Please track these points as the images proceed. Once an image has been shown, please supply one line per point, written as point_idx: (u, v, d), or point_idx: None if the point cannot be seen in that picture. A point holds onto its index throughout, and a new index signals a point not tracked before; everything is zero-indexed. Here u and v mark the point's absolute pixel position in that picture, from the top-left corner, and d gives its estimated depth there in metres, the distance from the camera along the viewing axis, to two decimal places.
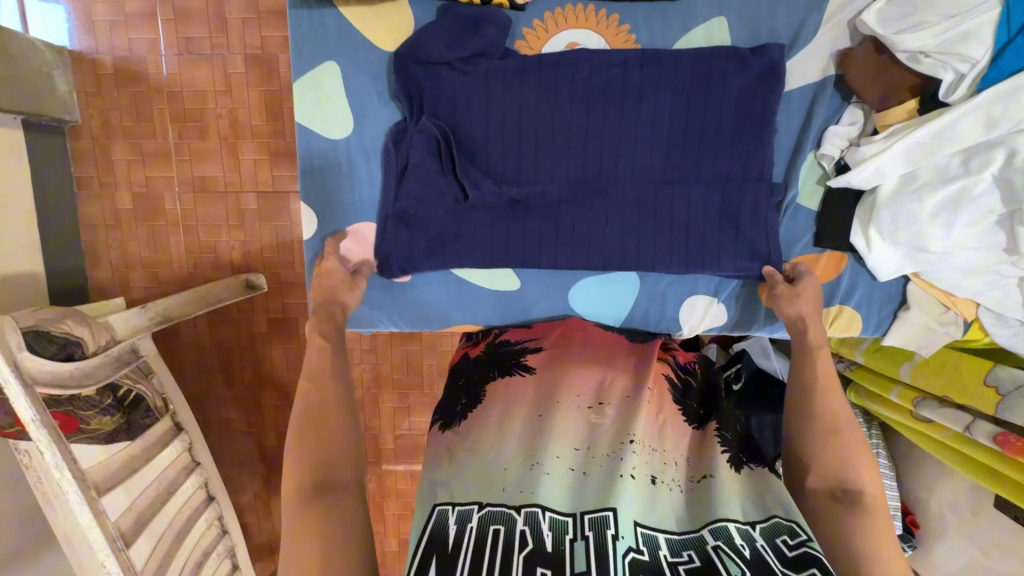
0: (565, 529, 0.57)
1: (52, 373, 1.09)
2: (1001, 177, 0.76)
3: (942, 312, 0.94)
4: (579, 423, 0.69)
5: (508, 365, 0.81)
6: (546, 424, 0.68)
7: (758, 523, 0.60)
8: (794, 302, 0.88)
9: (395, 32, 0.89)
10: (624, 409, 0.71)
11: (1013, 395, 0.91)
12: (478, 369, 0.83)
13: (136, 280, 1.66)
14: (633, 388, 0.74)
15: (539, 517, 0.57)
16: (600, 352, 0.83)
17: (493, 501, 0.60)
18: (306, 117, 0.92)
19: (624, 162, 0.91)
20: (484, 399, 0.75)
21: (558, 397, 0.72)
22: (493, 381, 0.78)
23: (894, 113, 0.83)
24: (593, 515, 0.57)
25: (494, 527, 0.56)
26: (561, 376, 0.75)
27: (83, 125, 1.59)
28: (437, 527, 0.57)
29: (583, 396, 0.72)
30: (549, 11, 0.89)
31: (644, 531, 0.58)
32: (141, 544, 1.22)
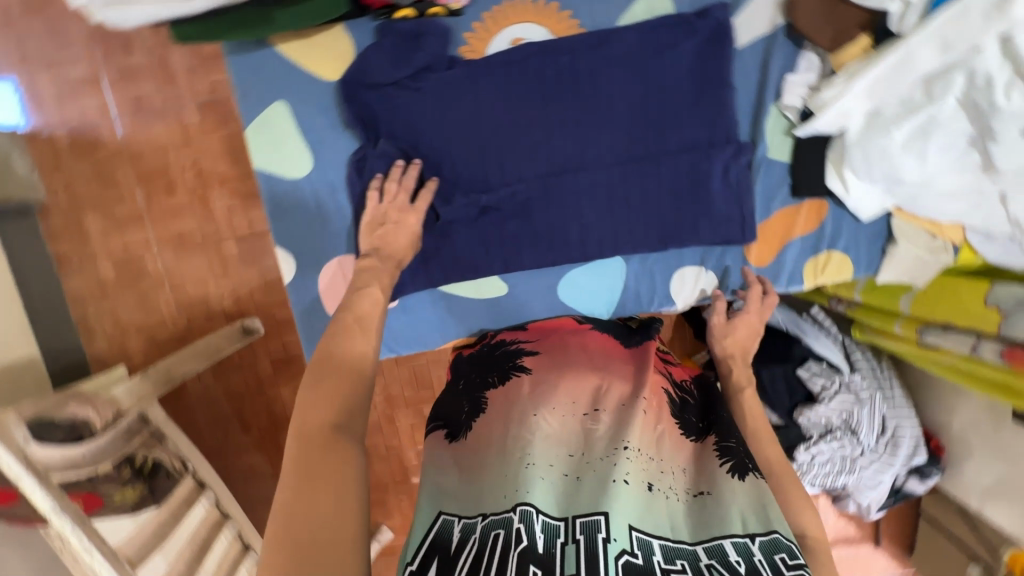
0: (556, 532, 0.56)
1: (65, 457, 1.10)
2: (967, 101, 0.75)
3: (931, 240, 0.93)
4: (573, 430, 0.68)
5: (506, 368, 0.80)
6: (542, 430, 0.67)
7: (756, 537, 0.57)
8: (723, 342, 0.89)
9: (337, 61, 0.87)
10: (622, 416, 0.69)
11: (1014, 312, 0.91)
12: (475, 375, 0.82)
13: (133, 346, 1.65)
14: (629, 396, 0.72)
15: (533, 516, 0.56)
16: (596, 357, 0.81)
17: (493, 510, 0.59)
18: (263, 158, 0.90)
19: (589, 148, 0.90)
20: (488, 406, 0.74)
21: (554, 402, 0.71)
22: (493, 388, 0.77)
23: (850, 51, 0.82)
24: (585, 518, 0.56)
25: (494, 531, 0.55)
26: (559, 380, 0.75)
27: (50, 202, 1.57)
28: (441, 534, 0.58)
29: (579, 402, 0.71)
30: (487, 11, 0.87)
31: (639, 535, 0.56)
32: None
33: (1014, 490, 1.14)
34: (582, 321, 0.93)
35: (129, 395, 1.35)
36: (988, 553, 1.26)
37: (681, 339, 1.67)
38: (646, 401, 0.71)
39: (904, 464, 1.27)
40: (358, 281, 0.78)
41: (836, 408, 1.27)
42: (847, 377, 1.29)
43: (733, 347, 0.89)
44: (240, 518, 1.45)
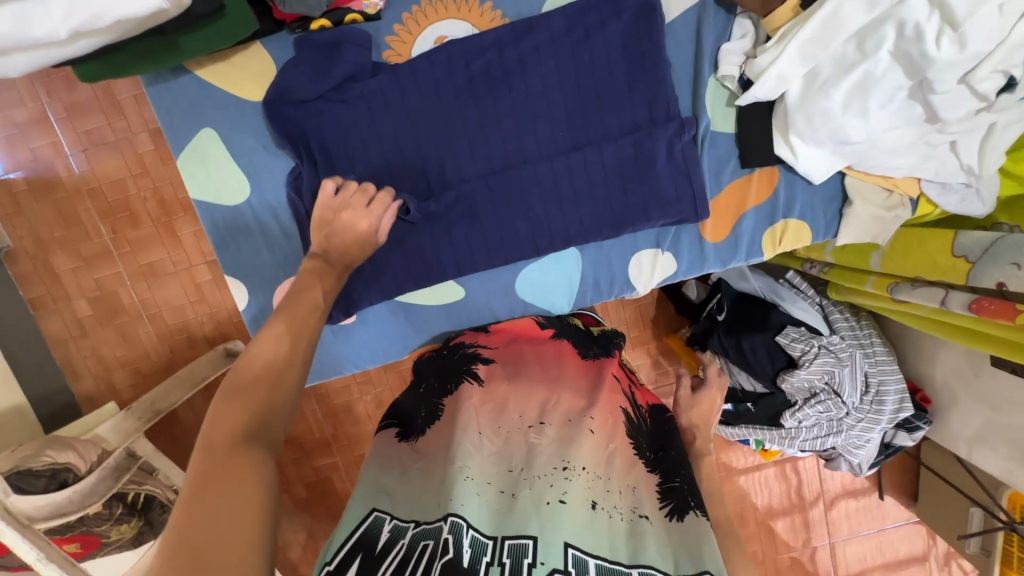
0: (484, 550, 0.54)
1: (51, 505, 1.11)
2: (899, 52, 0.73)
3: (887, 197, 0.91)
4: (520, 445, 0.69)
5: (459, 372, 0.80)
6: (486, 443, 0.68)
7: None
8: (690, 410, 0.94)
9: (260, 79, 0.85)
10: (567, 432, 0.71)
11: (982, 260, 0.89)
12: (432, 382, 0.82)
13: (119, 381, 1.65)
14: (577, 412, 0.74)
15: (463, 529, 0.53)
16: (550, 369, 0.83)
17: (427, 521, 0.57)
18: (200, 188, 0.88)
19: (528, 142, 0.88)
20: (442, 413, 0.74)
21: (502, 420, 0.72)
22: (449, 394, 0.77)
23: (780, 15, 0.79)
24: (512, 541, 0.54)
25: (422, 543, 0.54)
26: (511, 393, 0.76)
27: (16, 248, 1.55)
28: (370, 531, 0.57)
29: (527, 415, 0.73)
30: (406, 12, 0.85)
31: (575, 552, 0.55)
32: None
33: (999, 435, 1.13)
34: (539, 323, 0.94)
35: (113, 432, 1.33)
36: (988, 498, 1.24)
37: (664, 316, 1.68)
38: (593, 421, 0.73)
39: (889, 420, 1.25)
40: (298, 283, 0.68)
41: (817, 372, 1.24)
42: (826, 338, 1.27)
43: (697, 417, 0.93)
44: None
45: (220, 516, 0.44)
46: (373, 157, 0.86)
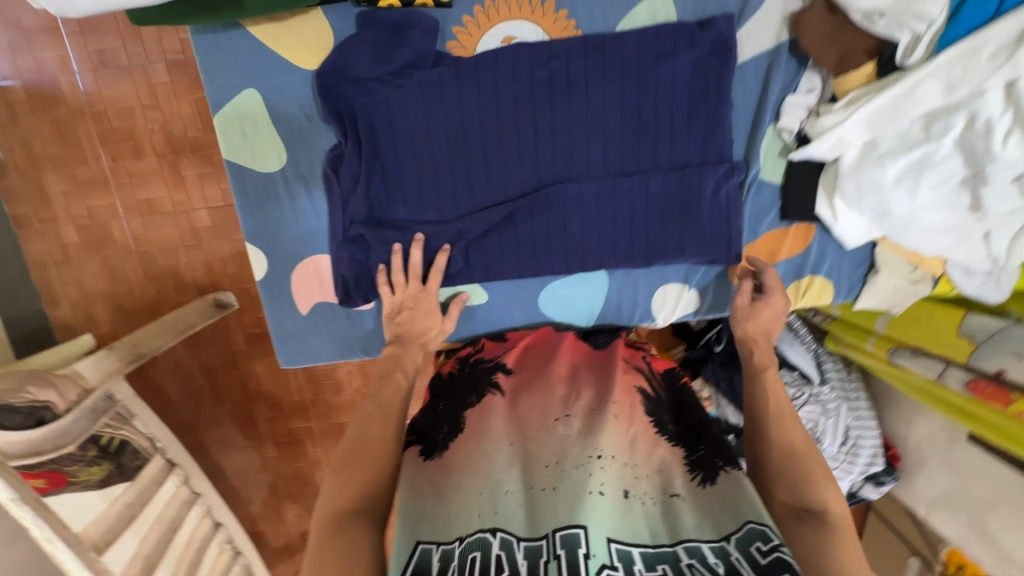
0: (539, 552, 0.56)
1: (24, 442, 1.07)
2: (963, 141, 0.73)
3: (911, 270, 0.94)
4: (551, 440, 0.69)
5: (480, 385, 0.81)
6: (520, 454, 0.68)
7: (731, 537, 0.58)
8: (745, 324, 0.87)
9: (314, 48, 0.81)
10: (594, 421, 0.72)
11: (985, 343, 0.94)
12: (452, 394, 0.81)
13: (98, 314, 1.59)
14: (597, 402, 0.76)
15: (514, 544, 0.57)
16: (572, 377, 0.82)
17: (469, 532, 0.59)
18: (232, 149, 0.84)
19: (578, 160, 0.86)
20: (465, 425, 0.74)
21: (530, 429, 0.72)
22: (471, 407, 0.77)
23: (853, 77, 0.78)
24: (564, 532, 0.56)
25: (472, 555, 0.56)
26: (531, 403, 0.76)
27: (7, 159, 1.47)
28: (421, 564, 0.56)
29: (551, 411, 0.74)
30: (477, 5, 0.81)
31: (619, 546, 0.58)
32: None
33: (959, 502, 1.18)
34: (563, 337, 0.93)
35: (94, 370, 1.29)
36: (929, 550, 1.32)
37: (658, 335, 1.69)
38: (616, 406, 0.74)
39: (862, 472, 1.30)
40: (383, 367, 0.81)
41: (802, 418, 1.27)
42: (816, 389, 1.30)
43: (754, 330, 0.87)
44: (210, 495, 1.47)
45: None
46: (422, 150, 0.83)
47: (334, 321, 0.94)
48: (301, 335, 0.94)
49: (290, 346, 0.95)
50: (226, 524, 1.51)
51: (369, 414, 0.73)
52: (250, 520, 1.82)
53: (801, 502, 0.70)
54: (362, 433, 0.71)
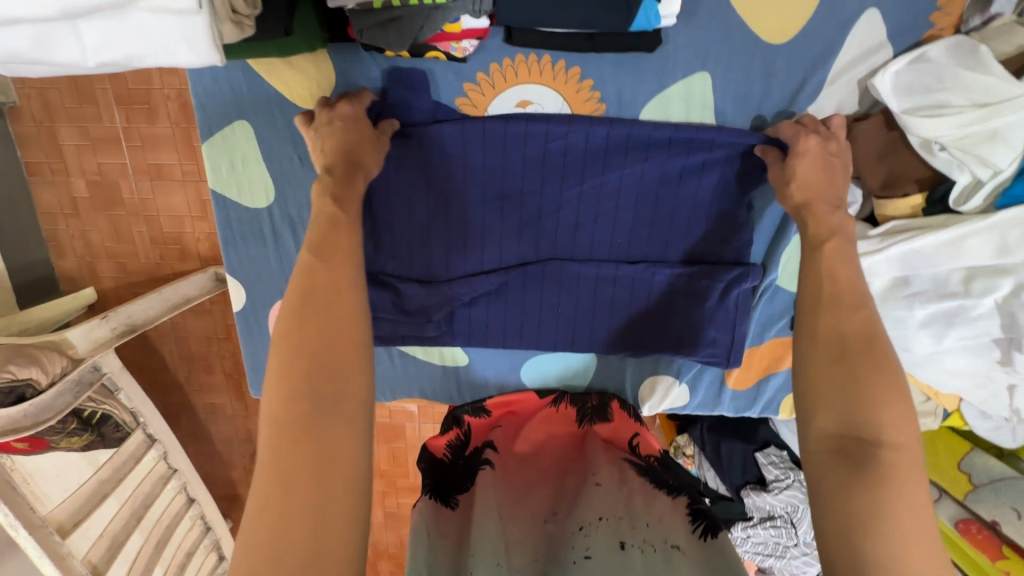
0: None
1: (7, 419, 1.09)
2: (1005, 307, 0.65)
3: (924, 401, 0.89)
4: (535, 533, 0.66)
5: (471, 466, 0.77)
6: (508, 530, 0.65)
7: None
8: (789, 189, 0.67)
9: (314, 87, 0.75)
10: (579, 498, 0.69)
11: (985, 488, 0.89)
12: (449, 466, 0.78)
13: (104, 269, 1.51)
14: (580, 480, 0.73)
15: None
16: (546, 467, 0.79)
17: None
18: (220, 178, 0.79)
19: (582, 239, 0.80)
20: (457, 504, 0.71)
21: (517, 514, 0.69)
22: (466, 489, 0.73)
23: (897, 205, 0.70)
24: None
25: None
26: (532, 487, 0.75)
27: (24, 107, 1.39)
28: None
29: (540, 511, 0.70)
30: (496, 63, 0.72)
31: None
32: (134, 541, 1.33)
33: None
34: (545, 407, 0.90)
35: (84, 338, 1.20)
36: None
37: None
38: (599, 476, 0.72)
39: None
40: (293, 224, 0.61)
41: (782, 501, 1.04)
42: None
43: (805, 195, 0.66)
44: (187, 472, 1.45)
45: (309, 462, 0.44)
46: (422, 208, 0.78)
47: None
48: None
49: (262, 377, 0.93)
50: (200, 501, 1.51)
51: (319, 265, 0.54)
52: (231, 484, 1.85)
53: (847, 429, 0.50)
54: (312, 289, 0.52)
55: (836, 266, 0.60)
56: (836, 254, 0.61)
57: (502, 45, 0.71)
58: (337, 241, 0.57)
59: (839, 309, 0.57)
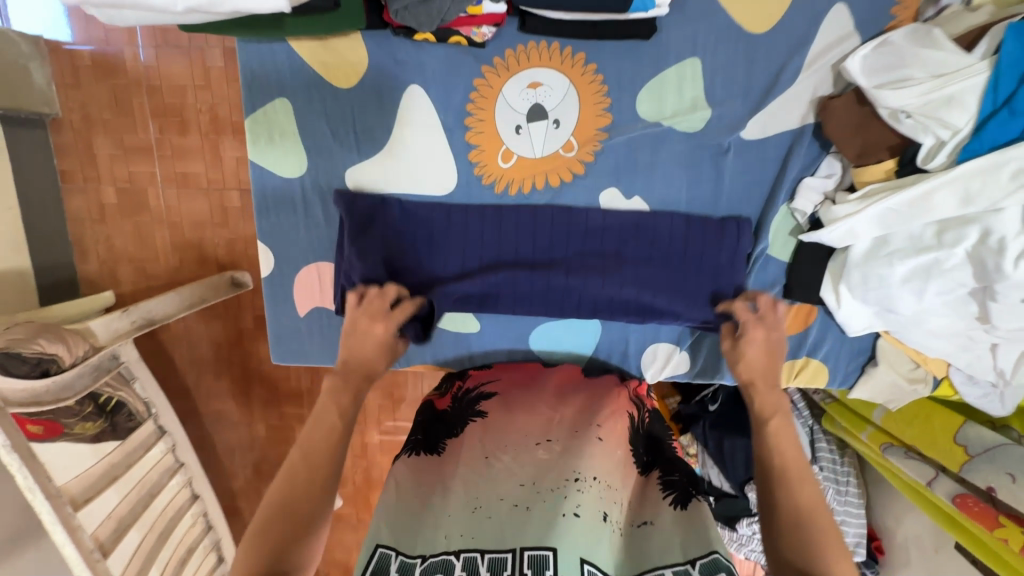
0: (504, 563, 0.60)
1: (27, 391, 1.11)
2: (975, 254, 0.71)
3: (912, 367, 0.92)
4: (528, 460, 0.76)
5: (462, 415, 0.87)
6: (491, 468, 0.75)
7: (696, 560, 0.63)
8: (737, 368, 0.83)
9: (348, 68, 0.84)
10: (573, 444, 0.79)
11: (980, 458, 0.91)
12: (439, 413, 0.88)
13: (123, 274, 1.58)
14: (582, 425, 0.83)
15: (478, 561, 0.61)
16: (547, 394, 0.90)
17: (434, 552, 0.64)
18: (258, 150, 0.88)
19: (584, 218, 0.89)
20: (442, 451, 0.81)
21: (507, 445, 0.79)
22: (455, 436, 0.83)
23: (871, 172, 0.78)
24: (532, 553, 0.61)
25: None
26: (512, 421, 0.84)
27: (64, 118, 1.49)
28: (379, 565, 0.61)
29: (533, 434, 0.81)
30: (510, 48, 0.82)
31: (590, 567, 0.62)
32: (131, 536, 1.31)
33: None
34: (553, 372, 0.96)
35: (105, 329, 1.26)
36: None
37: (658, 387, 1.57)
38: (601, 430, 0.81)
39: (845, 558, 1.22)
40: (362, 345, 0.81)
41: None
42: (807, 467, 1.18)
43: (750, 372, 0.81)
44: (192, 466, 1.51)
45: None
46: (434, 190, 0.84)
47: (329, 327, 0.96)
48: (297, 335, 0.96)
49: (283, 348, 0.97)
50: (204, 497, 1.53)
51: (303, 458, 0.67)
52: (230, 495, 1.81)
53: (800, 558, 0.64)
54: (292, 475, 0.65)
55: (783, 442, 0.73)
56: (782, 432, 0.74)
57: (516, 33, 0.82)
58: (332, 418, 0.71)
59: (791, 488, 0.68)
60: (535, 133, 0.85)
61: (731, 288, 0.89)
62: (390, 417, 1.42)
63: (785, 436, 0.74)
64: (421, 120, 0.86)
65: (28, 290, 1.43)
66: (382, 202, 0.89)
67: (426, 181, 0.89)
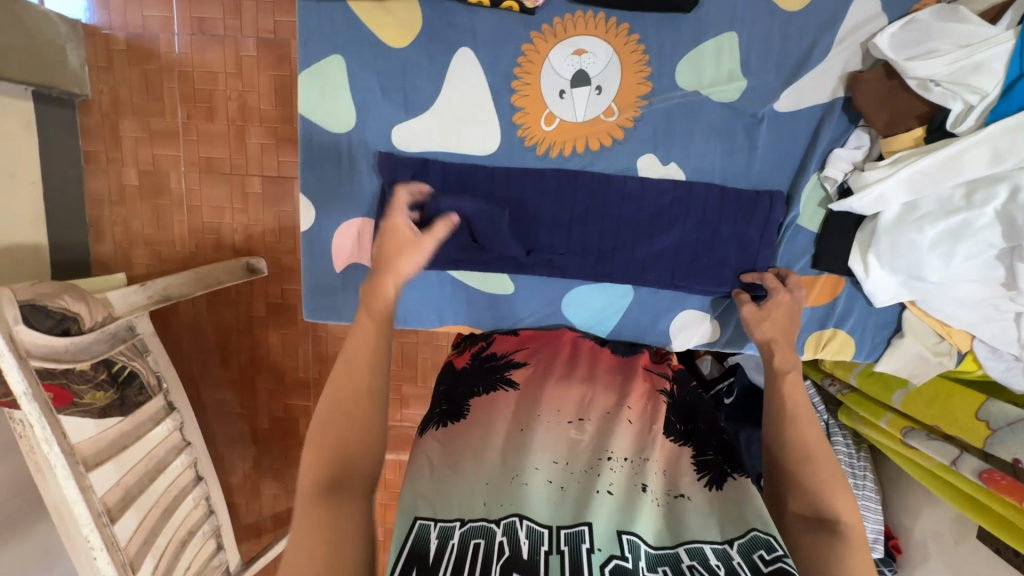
0: (542, 539, 0.59)
1: (47, 347, 0.99)
2: (1004, 213, 0.75)
3: (937, 341, 0.95)
4: (561, 440, 0.72)
5: (491, 380, 0.82)
6: (525, 440, 0.71)
7: (735, 540, 0.61)
8: (762, 326, 0.85)
9: (404, 30, 0.88)
10: (607, 424, 0.75)
11: (1005, 431, 0.83)
12: (460, 382, 0.83)
13: (137, 257, 1.51)
14: (613, 406, 0.78)
15: (518, 526, 0.59)
16: (576, 361, 0.88)
17: (473, 518, 0.61)
18: (310, 106, 0.91)
19: (620, 183, 0.91)
20: (468, 415, 0.76)
21: (539, 413, 0.75)
22: (479, 395, 0.79)
23: (901, 140, 0.81)
24: (568, 530, 0.60)
25: (475, 542, 0.57)
26: (543, 391, 0.79)
27: (93, 100, 1.43)
28: (418, 543, 0.58)
29: (564, 411, 0.76)
30: (559, 16, 0.87)
31: (629, 538, 0.60)
32: (128, 518, 1.14)
33: None
34: (584, 339, 0.95)
35: (121, 301, 1.18)
36: None
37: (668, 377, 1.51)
38: (631, 412, 0.77)
39: None
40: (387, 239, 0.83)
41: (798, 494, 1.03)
42: None
43: (773, 331, 0.83)
44: (200, 447, 1.37)
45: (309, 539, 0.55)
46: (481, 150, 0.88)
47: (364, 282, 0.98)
48: (332, 290, 0.99)
49: (316, 298, 0.99)
50: (207, 479, 1.39)
51: (347, 367, 0.68)
52: (225, 490, 1.66)
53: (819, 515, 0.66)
54: (339, 383, 0.67)
55: (796, 395, 0.76)
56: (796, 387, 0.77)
57: (564, 3, 0.86)
58: (365, 329, 0.71)
59: (799, 427, 0.72)
60: (578, 98, 0.89)
61: (765, 266, 0.93)
62: (399, 412, 1.44)
63: (796, 390, 0.77)
64: (471, 81, 0.90)
65: (41, 267, 1.36)
66: (424, 163, 0.92)
67: (471, 142, 0.92)
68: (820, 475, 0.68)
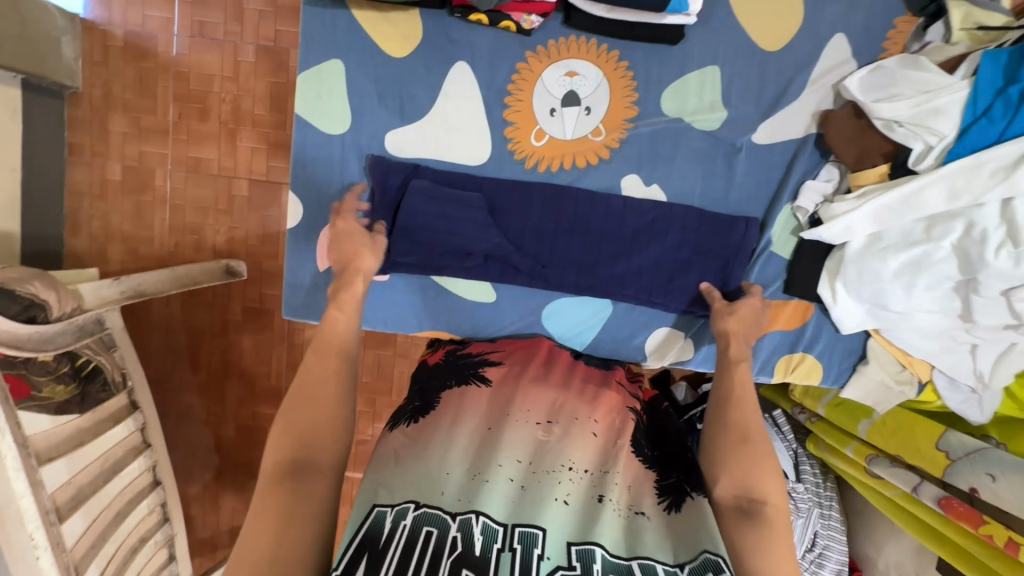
0: (495, 537, 0.58)
1: (7, 334, 0.94)
2: (959, 248, 0.80)
3: (899, 370, 0.98)
4: (527, 440, 0.70)
5: (464, 375, 0.82)
6: (492, 439, 0.70)
7: (685, 565, 0.61)
8: (727, 319, 0.89)
9: (404, 41, 0.91)
10: (573, 430, 0.72)
11: (962, 461, 0.86)
12: (434, 379, 0.83)
13: (113, 252, 1.48)
14: (582, 414, 0.76)
15: (473, 522, 0.59)
16: (544, 371, 0.85)
17: (429, 503, 0.61)
18: (307, 108, 0.93)
19: (601, 200, 0.95)
20: (438, 406, 0.76)
21: (509, 411, 0.74)
22: (451, 389, 0.79)
23: (867, 175, 0.87)
24: (521, 530, 0.59)
25: (426, 529, 0.58)
26: (515, 393, 0.78)
27: (84, 93, 1.42)
28: (373, 526, 0.58)
29: (534, 412, 0.74)
30: (553, 39, 0.91)
31: (578, 548, 0.60)
32: (76, 521, 1.03)
33: None
34: (559, 348, 0.96)
35: (91, 293, 1.14)
36: None
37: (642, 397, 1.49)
38: (597, 425, 0.75)
39: None
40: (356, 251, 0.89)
41: None
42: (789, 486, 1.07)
43: (737, 326, 0.88)
44: (161, 450, 1.30)
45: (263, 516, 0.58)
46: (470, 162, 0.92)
47: None
48: (313, 291, 0.99)
49: (296, 297, 0.99)
50: (164, 485, 1.31)
51: (316, 356, 0.74)
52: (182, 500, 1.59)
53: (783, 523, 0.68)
54: (308, 371, 0.72)
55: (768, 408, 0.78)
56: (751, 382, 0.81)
57: (559, 27, 0.91)
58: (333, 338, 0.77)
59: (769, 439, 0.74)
60: (568, 116, 0.93)
61: (737, 283, 0.96)
62: (371, 424, 1.41)
63: None
64: (465, 94, 0.93)
65: (11, 255, 1.32)
66: (415, 169, 0.94)
67: (462, 152, 0.95)
68: (777, 479, 0.70)
